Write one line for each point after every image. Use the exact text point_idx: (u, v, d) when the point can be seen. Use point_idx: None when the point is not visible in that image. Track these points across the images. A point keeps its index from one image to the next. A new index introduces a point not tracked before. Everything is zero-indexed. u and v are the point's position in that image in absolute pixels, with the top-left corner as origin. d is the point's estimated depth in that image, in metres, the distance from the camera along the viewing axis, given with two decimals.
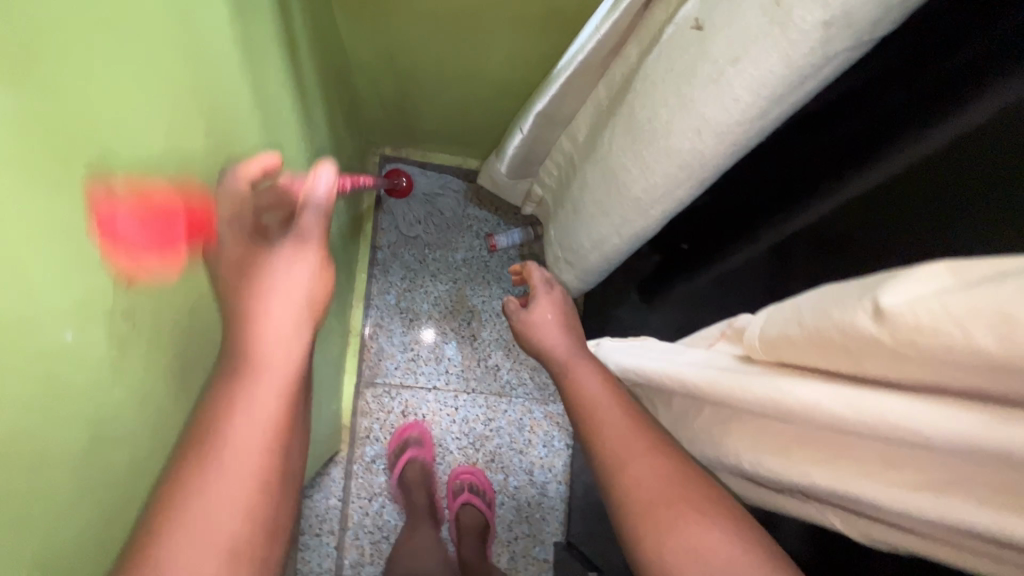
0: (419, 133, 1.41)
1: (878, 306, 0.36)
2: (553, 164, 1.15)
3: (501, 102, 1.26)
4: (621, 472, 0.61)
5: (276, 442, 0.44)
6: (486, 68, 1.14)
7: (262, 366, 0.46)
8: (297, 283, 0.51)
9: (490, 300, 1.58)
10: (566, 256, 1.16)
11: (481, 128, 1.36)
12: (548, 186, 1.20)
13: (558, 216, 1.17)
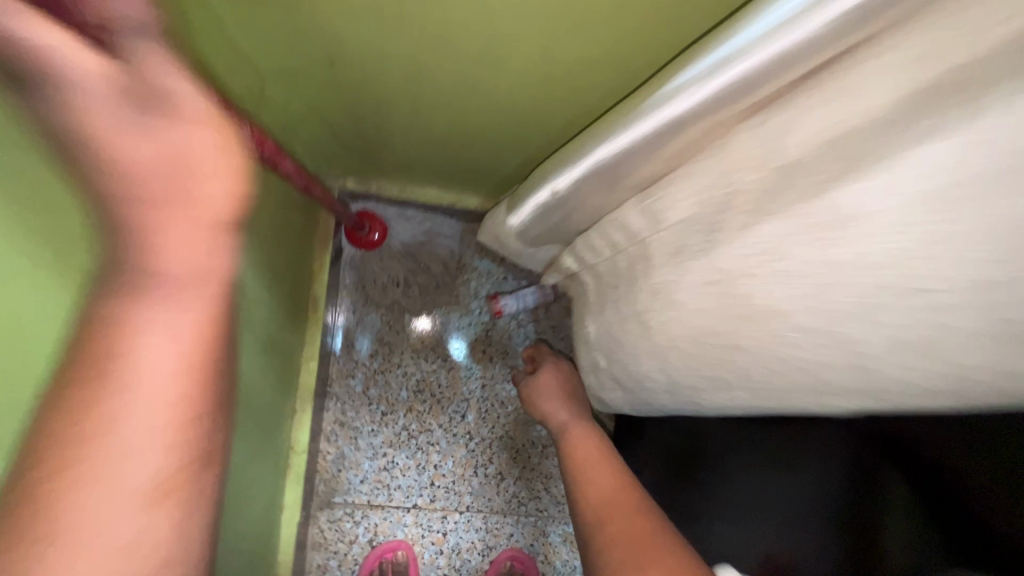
0: (394, 163, 0.99)
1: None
2: (610, 233, 0.68)
3: (521, 120, 0.81)
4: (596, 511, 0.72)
5: (193, 404, 0.39)
6: (497, 81, 0.72)
7: (155, 270, 0.36)
8: (204, 171, 0.37)
9: (492, 385, 1.20)
10: (628, 375, 0.72)
11: (486, 155, 0.94)
12: (589, 260, 0.75)
13: (609, 301, 0.73)
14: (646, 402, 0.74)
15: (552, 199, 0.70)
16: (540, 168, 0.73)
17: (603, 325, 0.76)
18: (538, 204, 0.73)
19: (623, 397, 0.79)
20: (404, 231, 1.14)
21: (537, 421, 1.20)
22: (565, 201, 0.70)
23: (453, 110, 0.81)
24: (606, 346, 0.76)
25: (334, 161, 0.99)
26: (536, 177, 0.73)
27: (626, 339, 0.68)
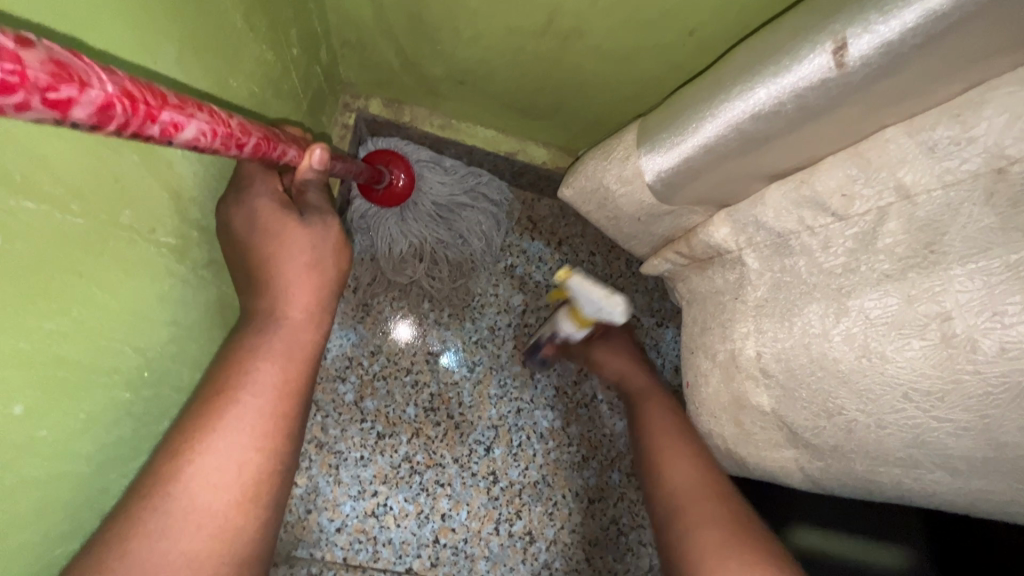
0: (451, 79, 0.65)
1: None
2: (943, 164, 0.32)
3: (692, 16, 0.45)
4: (687, 525, 0.49)
5: (289, 404, 0.38)
6: None
7: (278, 319, 0.39)
8: (320, 254, 0.42)
9: (530, 411, 0.88)
10: (858, 434, 0.38)
11: (598, 83, 0.58)
12: (785, 230, 0.41)
13: (836, 306, 0.38)
14: (890, 491, 0.40)
15: (860, 67, 0.32)
16: (820, 5, 0.34)
17: (800, 342, 0.40)
18: (800, 84, 0.35)
19: (808, 471, 0.44)
20: (442, 185, 0.81)
21: (584, 466, 0.89)
22: (888, 70, 0.32)
23: None
24: (821, 386, 0.39)
25: (363, 71, 0.66)
26: (795, 31, 0.35)
27: (958, 377, 0.32)
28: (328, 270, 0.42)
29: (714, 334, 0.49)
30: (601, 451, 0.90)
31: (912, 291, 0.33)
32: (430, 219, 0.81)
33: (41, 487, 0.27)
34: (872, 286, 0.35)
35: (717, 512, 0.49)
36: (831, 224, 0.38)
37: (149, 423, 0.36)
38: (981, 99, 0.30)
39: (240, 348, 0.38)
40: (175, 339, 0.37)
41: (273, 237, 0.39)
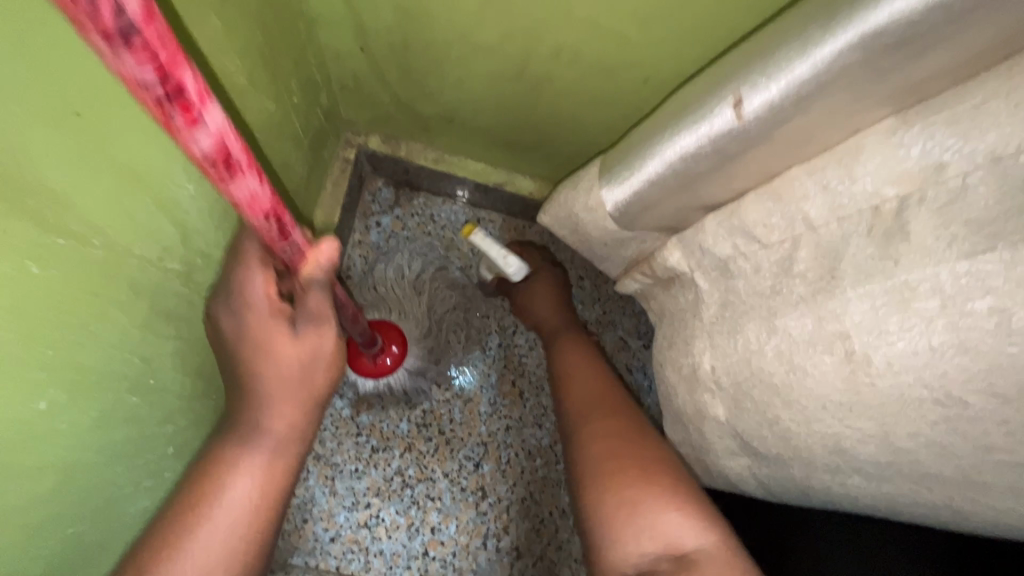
0: (440, 118, 0.71)
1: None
2: (837, 200, 0.36)
3: (644, 65, 0.50)
4: (583, 440, 0.58)
5: (262, 509, 0.44)
6: (636, 8, 0.44)
7: (262, 435, 0.44)
8: (307, 373, 0.44)
9: (519, 429, 0.92)
10: (795, 441, 0.41)
11: (571, 122, 0.64)
12: (725, 256, 0.45)
13: (767, 325, 0.41)
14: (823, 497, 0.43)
15: (756, 118, 0.37)
16: (733, 63, 0.40)
17: (743, 354, 0.44)
18: (715, 132, 0.40)
19: (759, 476, 0.47)
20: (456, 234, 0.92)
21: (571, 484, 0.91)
22: (780, 120, 0.37)
23: (535, 26, 0.49)
24: (762, 397, 0.42)
25: (363, 112, 0.73)
26: (713, 86, 0.41)
27: (861, 388, 0.35)
28: (315, 382, 0.45)
29: (677, 349, 0.52)
30: None
31: (821, 312, 0.37)
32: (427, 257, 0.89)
33: (57, 476, 0.32)
34: (792, 307, 0.39)
35: (614, 442, 0.56)
36: (759, 250, 0.42)
37: (149, 426, 0.41)
38: (858, 146, 0.36)
39: (221, 462, 0.43)
40: (178, 351, 0.42)
41: (264, 347, 0.42)
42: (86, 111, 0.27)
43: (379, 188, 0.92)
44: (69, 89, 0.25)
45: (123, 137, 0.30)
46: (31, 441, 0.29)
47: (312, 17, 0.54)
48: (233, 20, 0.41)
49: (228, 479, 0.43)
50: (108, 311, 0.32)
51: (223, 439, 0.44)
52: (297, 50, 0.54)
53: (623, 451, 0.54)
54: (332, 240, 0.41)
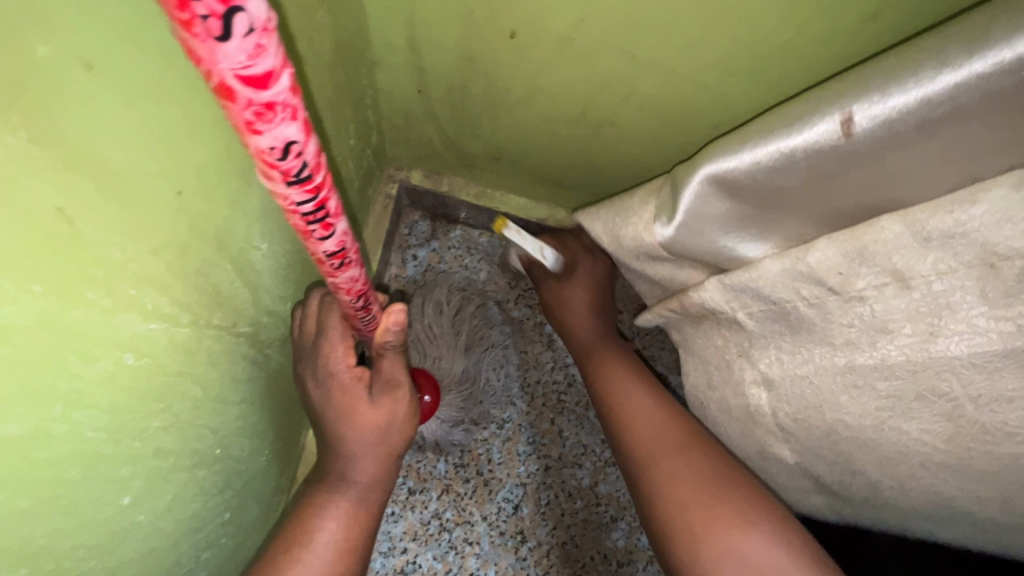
0: (487, 155, 0.70)
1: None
2: (934, 253, 0.34)
3: (718, 112, 0.48)
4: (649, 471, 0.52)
5: (347, 562, 0.41)
6: (720, 56, 0.42)
7: (347, 482, 0.43)
8: (390, 430, 0.43)
9: (559, 469, 0.89)
10: (887, 493, 0.43)
11: (628, 163, 0.62)
12: (782, 299, 0.43)
13: (841, 379, 0.41)
14: (897, 526, 0.46)
15: (866, 134, 0.35)
16: (834, 87, 0.38)
17: (816, 406, 0.43)
18: (807, 144, 0.38)
19: (838, 514, 0.49)
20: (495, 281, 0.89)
21: (613, 528, 0.88)
22: (886, 145, 0.36)
23: (607, 70, 0.47)
24: (847, 449, 0.43)
25: (407, 147, 0.72)
26: (807, 109, 0.39)
27: (971, 452, 0.37)
28: (401, 435, 0.44)
29: (725, 388, 0.51)
30: (631, 512, 0.88)
31: (919, 366, 0.37)
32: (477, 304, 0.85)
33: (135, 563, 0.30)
34: (880, 363, 0.39)
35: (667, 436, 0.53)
36: (825, 296, 0.40)
37: (212, 496, 0.39)
38: (972, 198, 0.33)
39: (308, 515, 0.41)
40: (242, 414, 0.40)
41: (347, 413, 0.41)
42: (186, 189, 0.25)
43: (415, 222, 0.90)
44: (173, 169, 0.24)
45: (216, 210, 0.29)
46: (115, 537, 0.27)
47: (375, 60, 0.53)
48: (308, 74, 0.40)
49: (314, 535, 0.41)
50: (191, 389, 0.30)
51: (304, 499, 0.43)
52: (357, 95, 0.52)
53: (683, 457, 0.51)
54: (402, 305, 0.37)
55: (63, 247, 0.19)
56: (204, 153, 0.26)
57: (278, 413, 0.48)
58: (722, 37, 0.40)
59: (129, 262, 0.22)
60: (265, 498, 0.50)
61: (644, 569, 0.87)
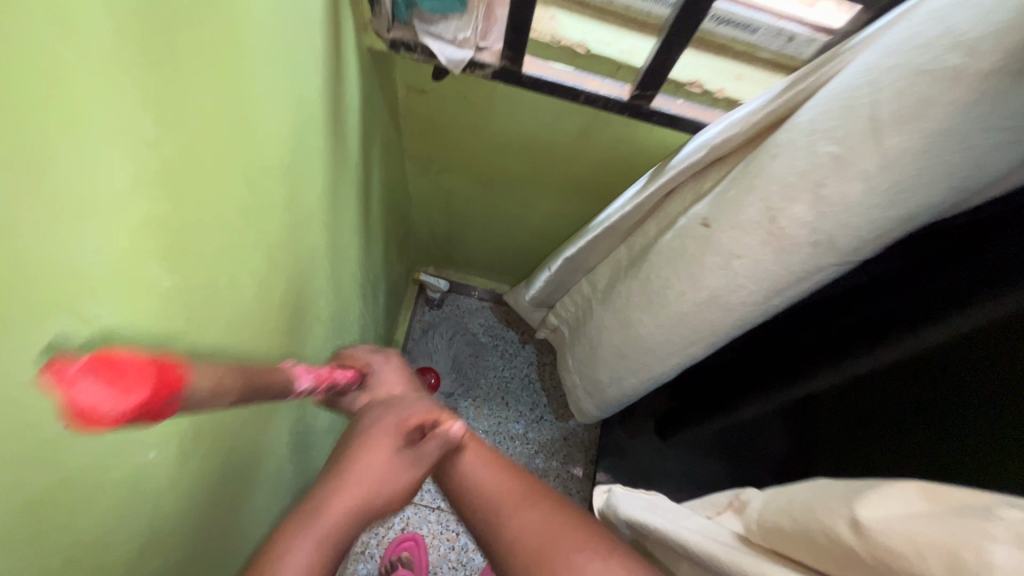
0: (463, 261, 1.53)
1: (863, 522, 0.39)
2: (575, 299, 1.15)
3: (541, 246, 1.29)
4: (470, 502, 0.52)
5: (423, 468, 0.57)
6: (532, 230, 1.24)
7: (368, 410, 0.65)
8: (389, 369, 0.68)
9: (506, 423, 1.59)
10: (587, 386, 1.19)
11: (520, 263, 1.44)
12: (564, 318, 1.23)
13: (574, 342, 1.20)
14: (604, 408, 1.19)
15: (546, 279, 1.16)
16: (549, 258, 1.18)
17: (571, 356, 1.23)
18: (541, 282, 1.19)
19: (589, 409, 1.24)
20: (477, 321, 1.68)
21: (536, 456, 1.57)
22: (554, 281, 1.15)
23: (501, 234, 1.30)
24: (578, 370, 1.21)
25: (429, 258, 1.57)
26: (546, 261, 1.19)
27: (587, 359, 1.13)
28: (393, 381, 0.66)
29: (563, 361, 1.32)
30: (545, 447, 1.59)
31: (580, 338, 1.16)
32: (464, 333, 1.66)
33: None
34: (577, 339, 1.18)
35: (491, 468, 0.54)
36: (569, 316, 1.21)
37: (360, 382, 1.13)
38: (574, 287, 1.14)
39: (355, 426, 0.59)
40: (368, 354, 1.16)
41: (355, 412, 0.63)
42: (375, 279, 1.06)
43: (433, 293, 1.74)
44: (374, 275, 1.03)
45: (376, 284, 1.08)
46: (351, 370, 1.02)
47: (417, 228, 1.36)
48: (397, 240, 1.21)
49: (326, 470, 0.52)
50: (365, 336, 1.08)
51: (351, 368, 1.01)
52: (408, 240, 1.35)
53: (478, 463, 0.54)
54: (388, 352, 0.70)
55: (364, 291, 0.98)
56: (378, 269, 1.05)
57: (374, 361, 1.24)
58: (532, 227, 1.22)
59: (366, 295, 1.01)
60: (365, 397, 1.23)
61: (552, 479, 1.55)
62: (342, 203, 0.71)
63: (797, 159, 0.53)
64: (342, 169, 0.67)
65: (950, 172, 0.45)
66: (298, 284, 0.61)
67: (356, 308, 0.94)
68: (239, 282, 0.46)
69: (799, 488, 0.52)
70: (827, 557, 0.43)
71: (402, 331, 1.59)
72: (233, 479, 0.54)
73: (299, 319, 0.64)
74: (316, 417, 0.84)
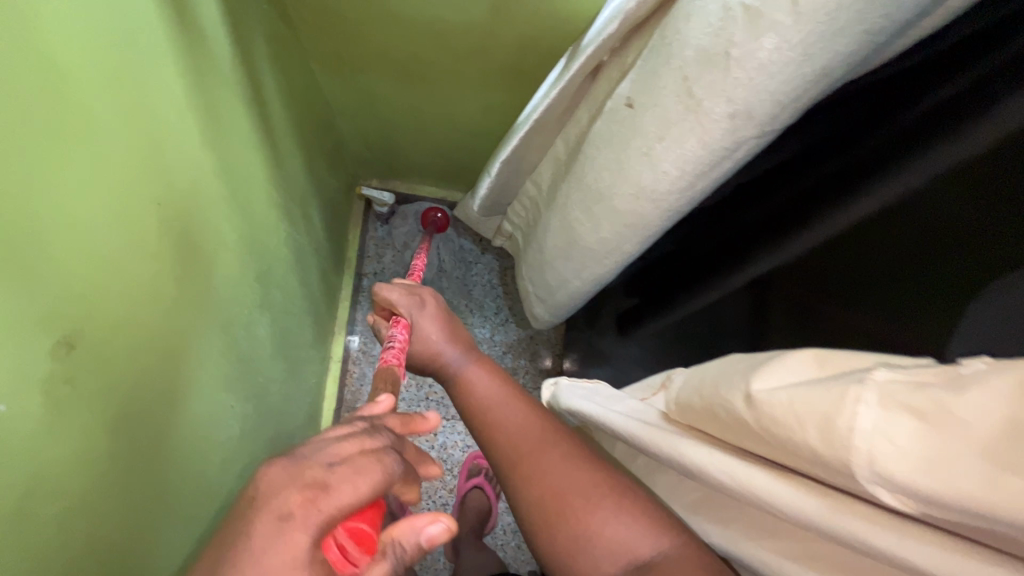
0: (405, 170, 1.45)
1: (750, 394, 0.39)
2: (524, 199, 1.09)
3: (483, 145, 1.22)
4: (524, 466, 0.60)
5: (473, 418, 0.68)
6: (470, 127, 1.15)
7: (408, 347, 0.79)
8: (423, 319, 0.79)
9: (471, 328, 1.61)
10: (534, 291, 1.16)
11: (467, 167, 1.36)
12: (515, 221, 1.18)
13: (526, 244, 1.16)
14: (556, 315, 1.17)
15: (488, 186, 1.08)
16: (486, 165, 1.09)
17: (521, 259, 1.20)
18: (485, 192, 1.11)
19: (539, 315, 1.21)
20: (431, 232, 1.64)
21: (504, 357, 1.61)
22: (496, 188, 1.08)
23: (437, 137, 1.21)
24: (527, 273, 1.16)
25: (369, 170, 1.48)
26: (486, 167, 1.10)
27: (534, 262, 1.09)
28: (439, 329, 0.79)
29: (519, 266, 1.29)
30: (513, 347, 1.62)
31: (530, 241, 1.11)
32: (420, 245, 1.62)
33: (294, 309, 1.02)
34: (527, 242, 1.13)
35: (524, 422, 0.64)
36: (520, 218, 1.16)
37: (306, 306, 1.11)
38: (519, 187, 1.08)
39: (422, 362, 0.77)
40: (310, 278, 1.12)
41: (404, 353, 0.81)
42: (299, 196, 0.99)
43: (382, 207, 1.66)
44: (296, 196, 0.97)
45: (302, 204, 1.01)
46: (290, 295, 0.99)
47: (349, 138, 1.26)
48: (324, 154, 1.13)
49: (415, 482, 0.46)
50: (300, 260, 1.03)
51: (290, 294, 0.99)
52: (340, 153, 1.26)
53: (510, 412, 0.66)
54: (425, 297, 0.81)
55: (286, 213, 0.92)
56: (300, 188, 0.99)
57: (319, 283, 1.21)
58: (468, 126, 1.14)
59: (291, 217, 0.95)
60: (316, 320, 1.21)
61: (521, 376, 1.60)
62: (223, 117, 0.63)
63: (709, 17, 0.49)
64: (211, 77, 0.59)
65: (857, 20, 0.41)
66: (180, 211, 0.55)
67: (279, 230, 0.89)
68: (77, 214, 0.41)
69: (708, 366, 0.52)
70: (723, 429, 0.44)
71: (354, 250, 1.55)
72: (146, 418, 0.53)
73: (194, 248, 0.59)
74: (251, 349, 0.82)
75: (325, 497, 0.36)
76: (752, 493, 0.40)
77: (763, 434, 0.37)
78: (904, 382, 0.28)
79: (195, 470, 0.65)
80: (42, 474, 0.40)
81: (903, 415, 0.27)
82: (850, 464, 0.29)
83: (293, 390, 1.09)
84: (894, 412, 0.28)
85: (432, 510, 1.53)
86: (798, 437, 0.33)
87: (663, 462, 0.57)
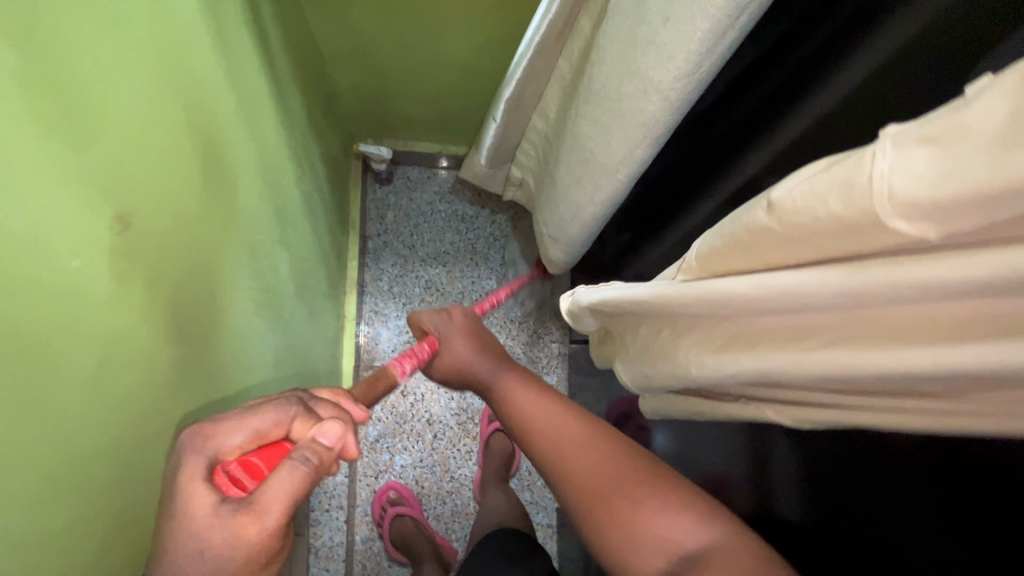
0: (400, 124, 1.45)
1: (771, 202, 0.41)
2: (535, 136, 1.10)
3: (477, 85, 1.22)
4: (568, 476, 0.66)
5: (516, 429, 0.74)
6: (464, 66, 1.16)
7: (442, 358, 0.86)
8: (453, 333, 0.88)
9: (478, 280, 1.63)
10: (553, 241, 1.17)
11: (462, 115, 1.37)
12: (526, 163, 1.20)
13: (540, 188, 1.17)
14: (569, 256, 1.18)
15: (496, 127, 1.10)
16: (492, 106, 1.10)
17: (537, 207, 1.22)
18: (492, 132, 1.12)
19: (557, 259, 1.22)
20: (430, 189, 1.65)
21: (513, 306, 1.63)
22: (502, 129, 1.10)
23: (430, 82, 1.22)
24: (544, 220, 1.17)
25: (365, 129, 1.48)
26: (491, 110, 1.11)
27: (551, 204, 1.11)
28: (466, 336, 0.87)
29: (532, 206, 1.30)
30: None
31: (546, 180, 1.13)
32: (420, 203, 1.64)
33: (309, 254, 1.04)
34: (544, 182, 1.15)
35: (560, 421, 0.70)
36: (534, 160, 1.17)
37: (318, 255, 1.13)
38: (523, 121, 1.10)
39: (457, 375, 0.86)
40: (319, 227, 1.14)
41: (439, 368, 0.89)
42: (302, 140, 1.00)
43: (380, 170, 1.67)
44: (300, 139, 0.98)
45: (306, 149, 1.03)
46: (304, 239, 1.01)
47: (343, 91, 1.26)
48: (321, 104, 1.13)
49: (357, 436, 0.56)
50: (309, 205, 1.04)
51: (303, 237, 1.01)
52: (335, 106, 1.26)
53: (546, 408, 0.72)
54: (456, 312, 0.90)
55: (293, 153, 0.93)
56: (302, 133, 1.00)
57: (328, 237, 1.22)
58: (462, 64, 1.14)
59: (297, 160, 0.96)
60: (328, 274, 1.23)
61: (532, 322, 1.63)
62: (231, 37, 0.64)
63: None
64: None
65: None
66: (202, 123, 0.57)
67: (289, 168, 0.90)
68: (119, 98, 0.42)
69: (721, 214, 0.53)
70: (747, 256, 0.47)
71: (357, 211, 1.56)
72: (191, 318, 0.55)
73: (216, 162, 0.61)
74: (275, 283, 0.84)
75: (215, 436, 0.47)
76: (781, 294, 0.43)
77: (785, 229, 0.40)
78: (916, 125, 0.30)
79: (235, 384, 0.67)
80: (110, 343, 0.42)
81: (919, 148, 0.29)
82: (872, 208, 0.32)
83: (314, 338, 1.11)
84: (910, 149, 0.30)
85: (458, 457, 1.57)
86: (821, 210, 0.36)
87: (686, 320, 0.59)
